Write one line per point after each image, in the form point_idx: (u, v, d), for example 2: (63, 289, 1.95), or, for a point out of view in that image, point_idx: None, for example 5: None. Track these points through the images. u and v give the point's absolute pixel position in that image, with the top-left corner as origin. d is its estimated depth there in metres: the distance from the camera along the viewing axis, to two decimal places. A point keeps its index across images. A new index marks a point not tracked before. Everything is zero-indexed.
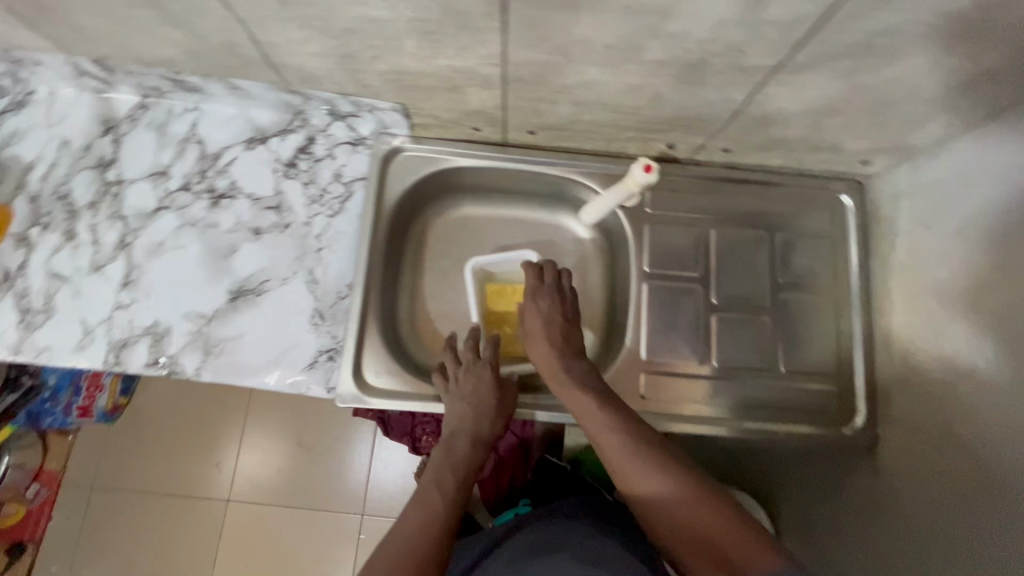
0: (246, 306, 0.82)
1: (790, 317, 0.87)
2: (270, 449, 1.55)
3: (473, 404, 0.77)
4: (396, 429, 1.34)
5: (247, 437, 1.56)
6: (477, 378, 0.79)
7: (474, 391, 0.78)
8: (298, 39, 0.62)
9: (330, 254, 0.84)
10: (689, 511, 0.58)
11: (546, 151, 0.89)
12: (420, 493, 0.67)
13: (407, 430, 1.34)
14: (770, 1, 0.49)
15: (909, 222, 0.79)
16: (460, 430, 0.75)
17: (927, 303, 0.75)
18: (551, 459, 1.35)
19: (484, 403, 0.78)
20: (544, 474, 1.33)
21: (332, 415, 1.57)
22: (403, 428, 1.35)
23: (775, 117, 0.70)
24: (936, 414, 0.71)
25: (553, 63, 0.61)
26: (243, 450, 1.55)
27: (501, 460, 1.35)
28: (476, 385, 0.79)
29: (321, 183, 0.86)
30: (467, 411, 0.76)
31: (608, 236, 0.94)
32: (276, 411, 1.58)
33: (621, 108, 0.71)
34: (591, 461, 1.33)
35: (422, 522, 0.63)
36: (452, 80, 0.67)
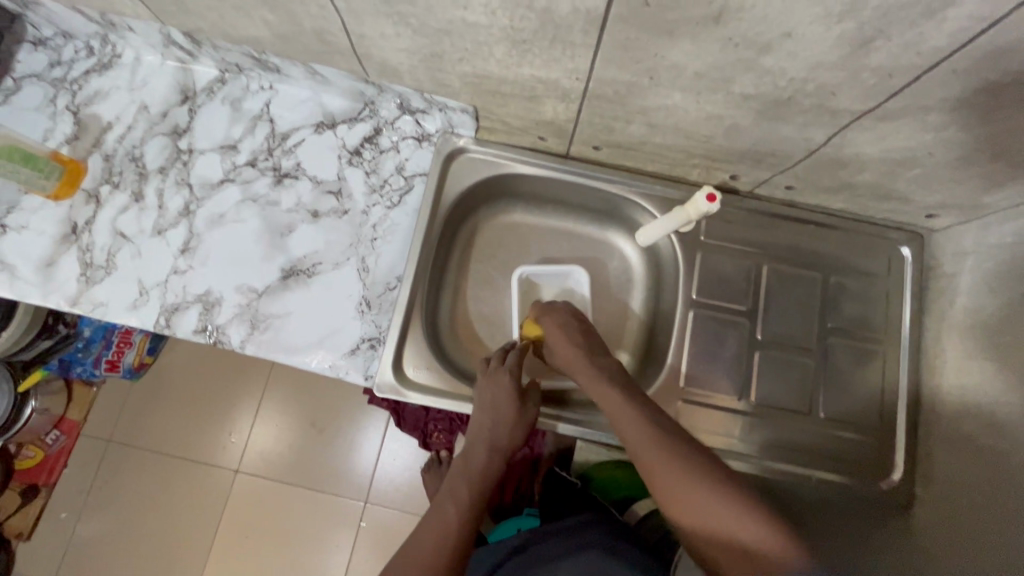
0: (297, 285, 0.83)
1: (835, 363, 0.85)
2: (285, 426, 1.57)
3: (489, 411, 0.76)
4: (408, 421, 1.34)
5: (264, 410, 1.58)
6: (494, 385, 0.78)
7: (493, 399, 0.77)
8: (390, 33, 0.63)
9: (383, 244, 0.85)
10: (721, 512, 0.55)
11: (606, 168, 0.89)
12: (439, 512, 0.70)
13: (420, 422, 1.34)
14: (875, 48, 0.49)
15: (972, 282, 0.78)
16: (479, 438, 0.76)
17: (983, 367, 0.73)
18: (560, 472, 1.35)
19: (504, 411, 0.77)
20: (551, 486, 1.31)
21: (351, 400, 1.58)
22: (414, 422, 1.35)
23: (850, 161, 0.70)
24: (982, 481, 0.70)
25: (638, 84, 0.62)
26: (258, 423, 1.57)
27: (510, 469, 1.39)
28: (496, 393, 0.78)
29: (383, 174, 0.87)
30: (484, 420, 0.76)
31: (656, 259, 0.94)
32: (295, 389, 1.60)
33: (694, 135, 0.71)
34: (601, 480, 1.32)
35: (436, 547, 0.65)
36: (531, 90, 0.68)
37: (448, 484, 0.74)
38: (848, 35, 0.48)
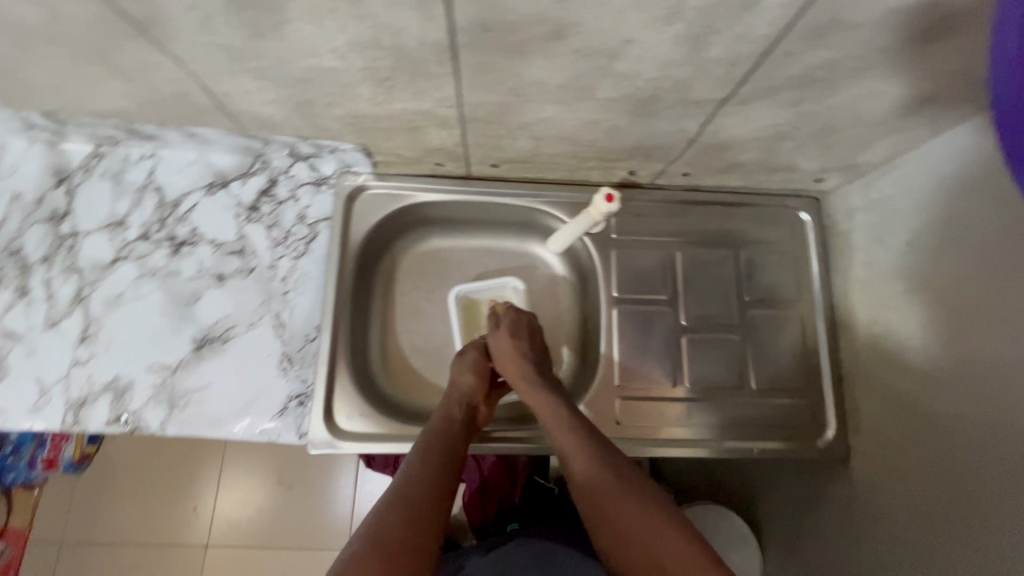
0: (212, 354, 0.80)
1: (759, 334, 0.88)
2: (250, 488, 1.51)
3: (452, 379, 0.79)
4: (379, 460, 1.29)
5: (225, 477, 1.51)
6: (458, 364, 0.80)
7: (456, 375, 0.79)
8: (252, 88, 0.62)
9: (296, 297, 0.83)
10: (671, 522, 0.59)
11: (510, 182, 0.89)
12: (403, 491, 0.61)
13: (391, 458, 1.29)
14: (712, 42, 0.50)
15: (866, 237, 0.82)
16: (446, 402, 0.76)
17: (887, 315, 0.77)
18: (540, 480, 1.33)
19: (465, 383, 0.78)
20: (529, 496, 1.30)
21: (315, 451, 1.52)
22: (386, 459, 1.31)
23: (729, 143, 0.72)
24: (904, 424, 0.73)
25: (509, 103, 0.62)
26: (221, 491, 1.50)
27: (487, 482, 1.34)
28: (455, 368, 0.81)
29: (285, 226, 0.85)
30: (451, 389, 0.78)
31: (576, 262, 0.95)
32: (255, 449, 1.53)
33: (579, 141, 0.72)
34: None
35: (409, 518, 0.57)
36: (410, 121, 0.68)
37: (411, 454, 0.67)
38: (683, 33, 0.49)
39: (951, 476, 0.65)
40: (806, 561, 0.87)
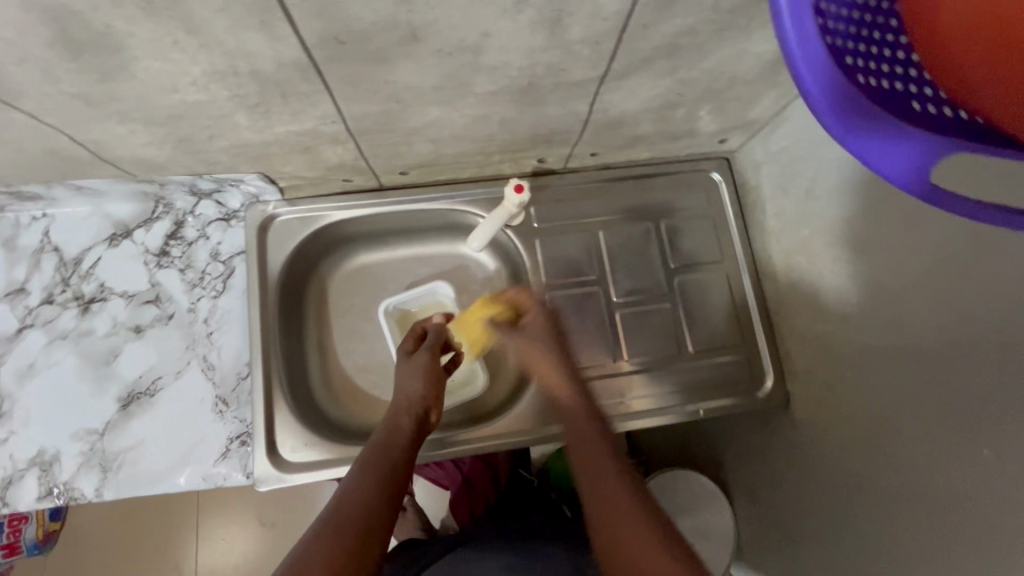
0: (141, 410, 0.77)
1: (690, 298, 0.90)
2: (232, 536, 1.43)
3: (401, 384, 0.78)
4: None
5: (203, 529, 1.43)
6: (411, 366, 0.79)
7: (408, 377, 0.79)
8: (124, 132, 0.60)
9: (221, 336, 0.81)
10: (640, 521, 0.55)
11: (425, 187, 0.89)
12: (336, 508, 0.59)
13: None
14: (568, 24, 0.51)
15: (772, 189, 0.85)
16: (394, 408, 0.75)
17: (801, 261, 0.80)
18: (522, 472, 1.30)
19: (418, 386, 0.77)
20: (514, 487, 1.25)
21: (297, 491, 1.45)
22: None
23: (622, 119, 0.73)
24: (832, 361, 0.76)
25: (391, 110, 0.62)
26: (201, 544, 1.42)
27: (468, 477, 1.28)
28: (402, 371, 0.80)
29: (199, 266, 0.82)
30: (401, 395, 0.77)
31: (505, 256, 0.95)
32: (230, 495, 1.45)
33: (477, 137, 0.72)
34: (558, 470, 1.31)
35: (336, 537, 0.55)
36: (300, 142, 0.67)
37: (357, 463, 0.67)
38: (536, 19, 0.50)
39: (873, 405, 0.68)
40: (768, 508, 0.90)
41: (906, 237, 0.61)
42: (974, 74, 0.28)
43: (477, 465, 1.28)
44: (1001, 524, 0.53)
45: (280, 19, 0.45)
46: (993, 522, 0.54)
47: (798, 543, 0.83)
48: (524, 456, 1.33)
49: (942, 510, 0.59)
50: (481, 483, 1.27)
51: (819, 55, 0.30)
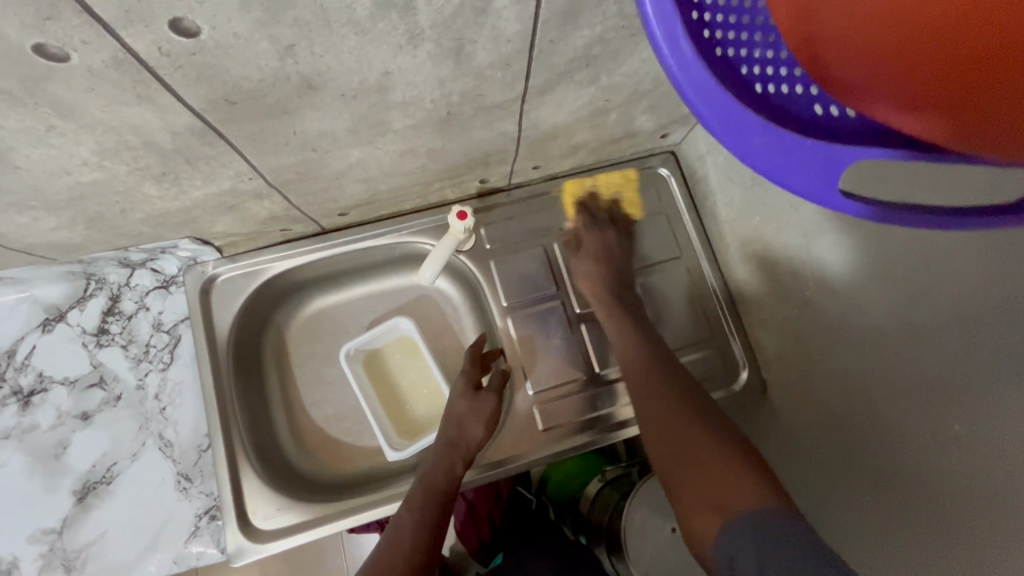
0: (99, 500, 0.74)
1: (654, 298, 0.88)
2: None
3: (457, 416, 0.79)
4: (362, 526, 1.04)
5: None
6: (479, 403, 0.79)
7: (469, 416, 0.79)
8: (27, 221, 0.56)
9: (175, 410, 0.77)
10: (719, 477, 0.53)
11: (369, 223, 0.86)
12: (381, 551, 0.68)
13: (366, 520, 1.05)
14: (472, 51, 0.49)
15: (720, 178, 0.83)
16: (439, 443, 0.78)
17: (757, 248, 0.79)
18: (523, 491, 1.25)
19: (475, 424, 0.79)
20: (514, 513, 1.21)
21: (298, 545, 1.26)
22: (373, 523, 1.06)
23: (555, 131, 0.71)
24: (801, 346, 0.74)
25: (309, 159, 0.59)
26: None
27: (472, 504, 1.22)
28: (460, 401, 0.80)
29: (142, 340, 0.79)
30: (460, 432, 0.78)
31: (464, 281, 0.92)
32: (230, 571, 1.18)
33: (409, 170, 0.70)
34: (557, 480, 1.25)
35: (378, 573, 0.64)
36: (221, 203, 0.64)
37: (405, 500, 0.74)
38: (436, 52, 0.47)
39: (845, 385, 0.67)
40: None
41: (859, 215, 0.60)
42: (855, 78, 0.27)
43: (483, 494, 1.22)
44: (977, 503, 0.50)
45: (160, 91, 0.42)
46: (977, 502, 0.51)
47: None
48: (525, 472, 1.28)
49: (919, 493, 0.56)
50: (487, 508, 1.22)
51: (704, 77, 0.29)
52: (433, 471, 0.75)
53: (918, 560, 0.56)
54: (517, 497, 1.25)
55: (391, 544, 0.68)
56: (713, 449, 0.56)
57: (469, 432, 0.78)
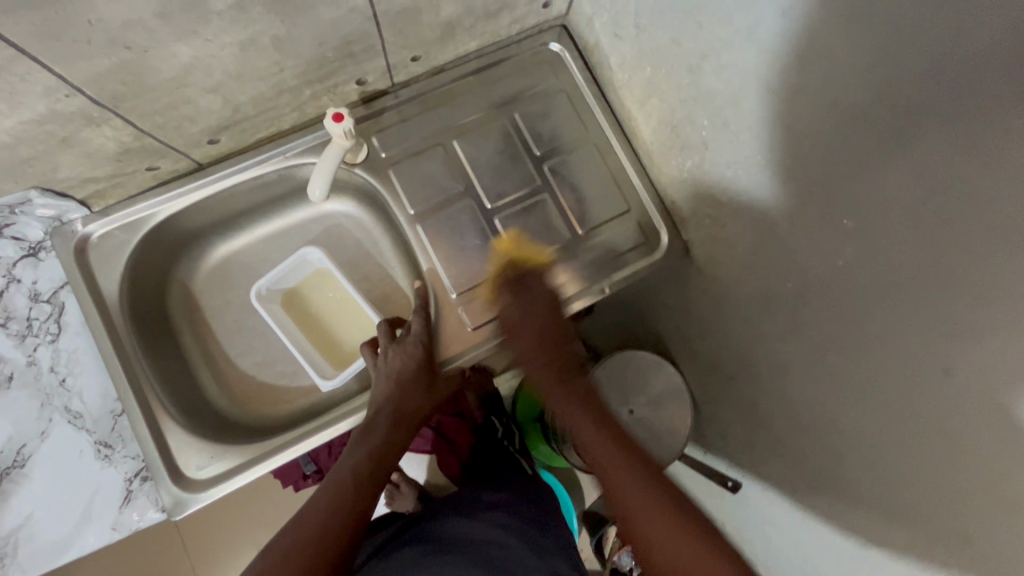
0: (15, 486, 0.70)
1: (566, 181, 0.85)
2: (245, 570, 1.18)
3: (403, 387, 0.75)
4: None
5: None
6: (405, 354, 0.76)
7: (400, 368, 0.76)
8: None
9: (78, 380, 0.72)
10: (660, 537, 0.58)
11: (249, 150, 0.79)
12: (329, 487, 0.67)
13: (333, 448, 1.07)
14: None
15: (609, 40, 0.79)
16: (379, 412, 0.74)
17: (656, 105, 0.76)
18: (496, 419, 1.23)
19: (407, 373, 0.76)
20: (485, 436, 1.20)
21: (280, 501, 1.20)
22: None
23: (416, 4, 0.65)
24: (708, 196, 0.73)
25: (131, 62, 0.53)
26: None
27: (442, 429, 1.21)
28: (406, 365, 0.76)
29: (22, 314, 0.72)
30: (392, 379, 0.76)
31: (369, 199, 0.87)
32: (218, 532, 1.19)
33: (262, 70, 0.63)
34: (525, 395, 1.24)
35: (321, 522, 0.63)
36: (49, 135, 0.57)
37: (348, 441, 0.73)
38: None
39: (751, 221, 0.66)
40: (701, 357, 0.89)
41: (741, 30, 0.57)
42: None
43: (448, 419, 1.21)
44: (873, 286, 0.51)
45: None
46: (879, 289, 0.50)
47: (736, 385, 0.80)
48: (497, 401, 1.25)
49: (830, 302, 0.57)
50: (456, 434, 1.21)
51: None
52: (381, 423, 0.73)
53: (846, 366, 0.57)
54: (488, 425, 1.22)
55: (338, 489, 0.67)
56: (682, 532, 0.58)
57: (410, 409, 0.75)
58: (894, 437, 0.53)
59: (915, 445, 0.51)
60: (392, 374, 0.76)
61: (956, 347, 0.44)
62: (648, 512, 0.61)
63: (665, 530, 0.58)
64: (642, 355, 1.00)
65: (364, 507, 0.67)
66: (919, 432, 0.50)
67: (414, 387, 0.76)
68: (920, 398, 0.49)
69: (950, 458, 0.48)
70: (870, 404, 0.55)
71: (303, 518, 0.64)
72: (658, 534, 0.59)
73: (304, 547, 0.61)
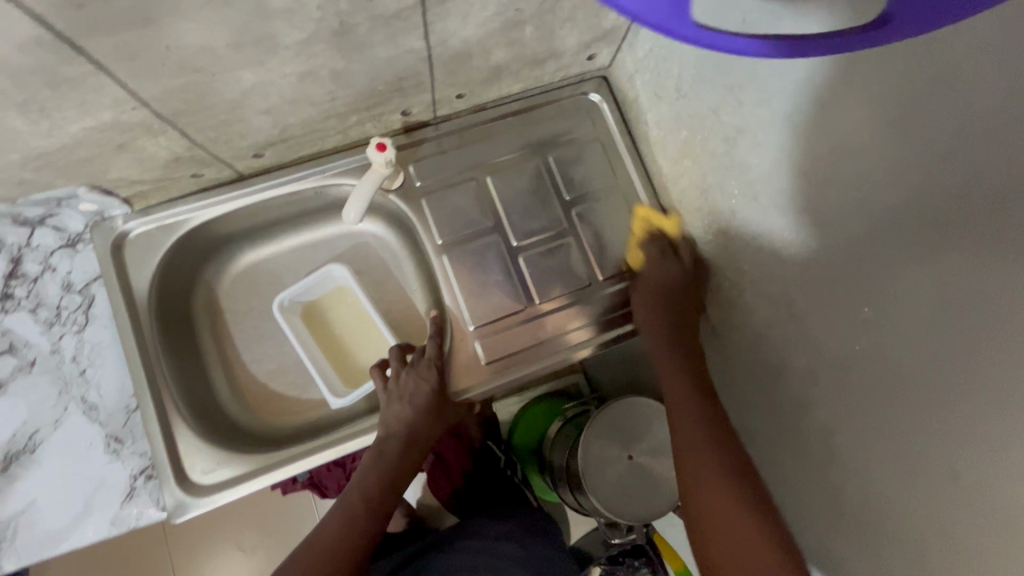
0: (23, 470, 0.71)
1: (591, 228, 0.86)
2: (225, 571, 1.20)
3: (415, 410, 0.76)
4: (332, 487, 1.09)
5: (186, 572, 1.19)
6: (419, 380, 0.77)
7: (413, 393, 0.77)
8: None
9: (97, 372, 0.74)
10: (708, 492, 0.63)
11: (289, 167, 0.81)
12: (342, 507, 0.72)
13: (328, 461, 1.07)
14: None
15: (649, 98, 0.82)
16: (392, 434, 0.75)
17: (687, 166, 0.78)
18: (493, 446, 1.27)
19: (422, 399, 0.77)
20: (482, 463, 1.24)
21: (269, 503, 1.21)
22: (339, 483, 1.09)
23: (470, 49, 0.68)
24: (731, 261, 0.74)
25: (196, 83, 0.55)
26: None
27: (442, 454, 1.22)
28: (419, 388, 0.77)
29: (53, 302, 0.74)
30: (405, 404, 0.76)
31: (399, 223, 0.90)
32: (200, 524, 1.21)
33: (316, 98, 0.66)
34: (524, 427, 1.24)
35: (332, 545, 0.68)
36: (108, 141, 0.59)
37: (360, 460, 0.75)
38: None
39: (770, 294, 0.67)
40: None
41: (780, 113, 0.59)
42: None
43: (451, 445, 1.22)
44: (889, 375, 0.51)
45: None
46: (887, 381, 0.51)
47: None
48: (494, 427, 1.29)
49: (839, 386, 0.57)
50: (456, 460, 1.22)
51: None
52: (392, 447, 0.74)
53: (850, 454, 0.57)
54: (485, 451, 1.26)
55: (350, 516, 0.71)
56: (736, 511, 0.60)
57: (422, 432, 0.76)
58: (892, 533, 0.53)
59: (910, 542, 0.51)
60: (406, 395, 0.77)
61: (968, 452, 0.45)
62: (717, 486, 0.62)
63: (721, 505, 0.61)
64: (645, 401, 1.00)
65: (372, 538, 0.70)
66: (918, 531, 0.50)
67: (427, 412, 0.77)
68: (920, 494, 0.50)
69: (949, 562, 0.47)
70: (869, 495, 0.56)
71: (319, 537, 0.69)
72: (732, 515, 0.60)
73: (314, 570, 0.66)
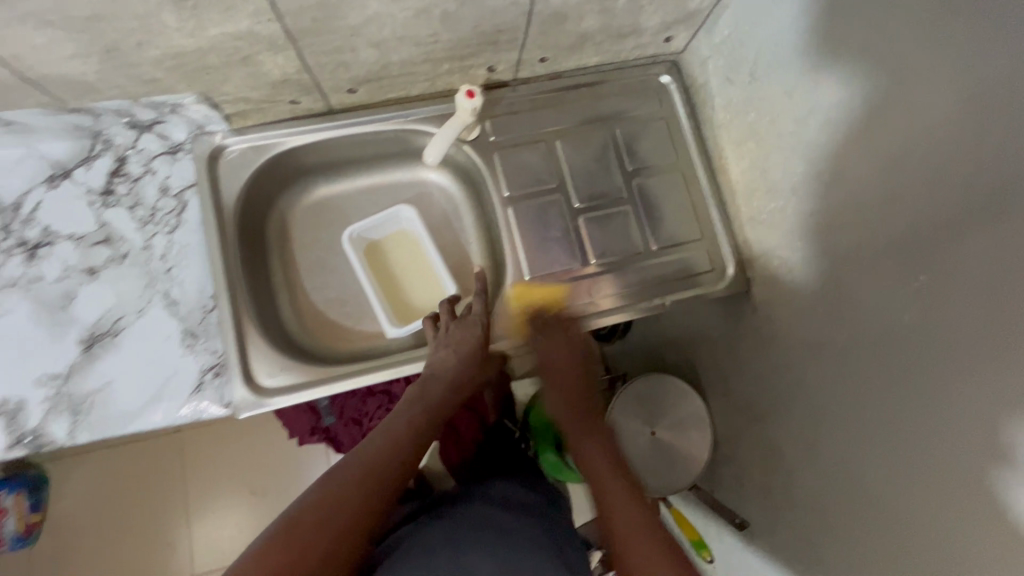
0: (105, 351, 0.76)
1: (649, 200, 0.91)
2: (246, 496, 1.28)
3: (462, 357, 0.80)
4: (347, 442, 1.12)
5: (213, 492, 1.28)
6: (466, 330, 0.81)
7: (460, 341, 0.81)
8: (44, 43, 0.58)
9: (181, 271, 0.79)
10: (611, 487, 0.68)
11: (375, 108, 0.86)
12: (382, 431, 0.70)
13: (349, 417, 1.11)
14: None
15: (720, 82, 0.86)
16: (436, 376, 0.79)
17: (750, 148, 0.83)
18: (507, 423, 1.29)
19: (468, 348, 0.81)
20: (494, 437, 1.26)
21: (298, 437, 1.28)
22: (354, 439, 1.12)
23: (565, 11, 0.73)
24: (784, 239, 0.78)
25: (327, 4, 0.61)
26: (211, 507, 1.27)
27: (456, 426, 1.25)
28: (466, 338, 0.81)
29: (149, 202, 0.80)
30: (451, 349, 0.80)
31: (466, 176, 0.95)
32: (233, 447, 1.29)
33: (421, 38, 0.71)
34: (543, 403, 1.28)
35: (371, 458, 0.65)
36: (236, 50, 0.65)
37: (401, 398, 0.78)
38: None
39: (822, 269, 0.71)
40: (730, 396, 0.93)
41: (855, 95, 0.64)
42: None
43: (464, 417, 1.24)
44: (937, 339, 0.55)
45: None
46: (936, 344, 0.55)
47: (763, 423, 0.83)
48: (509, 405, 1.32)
49: (884, 352, 0.61)
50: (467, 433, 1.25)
51: None
52: (434, 387, 0.78)
53: (888, 417, 0.61)
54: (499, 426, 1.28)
55: (389, 439, 0.69)
56: (632, 508, 0.65)
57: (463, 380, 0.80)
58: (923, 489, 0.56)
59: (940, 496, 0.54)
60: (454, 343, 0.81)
61: (1010, 406, 0.48)
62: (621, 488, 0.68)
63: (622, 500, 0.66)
64: (670, 377, 1.01)
65: (410, 463, 0.68)
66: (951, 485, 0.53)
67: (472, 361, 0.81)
68: (958, 448, 0.53)
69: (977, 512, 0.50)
70: (905, 454, 0.59)
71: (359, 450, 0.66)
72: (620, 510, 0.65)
73: (357, 474, 0.62)
